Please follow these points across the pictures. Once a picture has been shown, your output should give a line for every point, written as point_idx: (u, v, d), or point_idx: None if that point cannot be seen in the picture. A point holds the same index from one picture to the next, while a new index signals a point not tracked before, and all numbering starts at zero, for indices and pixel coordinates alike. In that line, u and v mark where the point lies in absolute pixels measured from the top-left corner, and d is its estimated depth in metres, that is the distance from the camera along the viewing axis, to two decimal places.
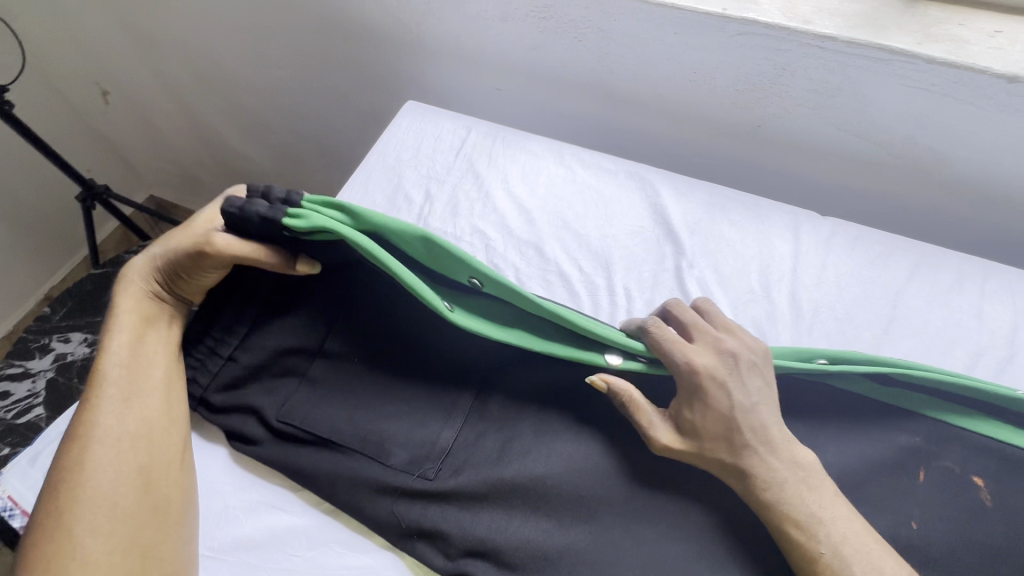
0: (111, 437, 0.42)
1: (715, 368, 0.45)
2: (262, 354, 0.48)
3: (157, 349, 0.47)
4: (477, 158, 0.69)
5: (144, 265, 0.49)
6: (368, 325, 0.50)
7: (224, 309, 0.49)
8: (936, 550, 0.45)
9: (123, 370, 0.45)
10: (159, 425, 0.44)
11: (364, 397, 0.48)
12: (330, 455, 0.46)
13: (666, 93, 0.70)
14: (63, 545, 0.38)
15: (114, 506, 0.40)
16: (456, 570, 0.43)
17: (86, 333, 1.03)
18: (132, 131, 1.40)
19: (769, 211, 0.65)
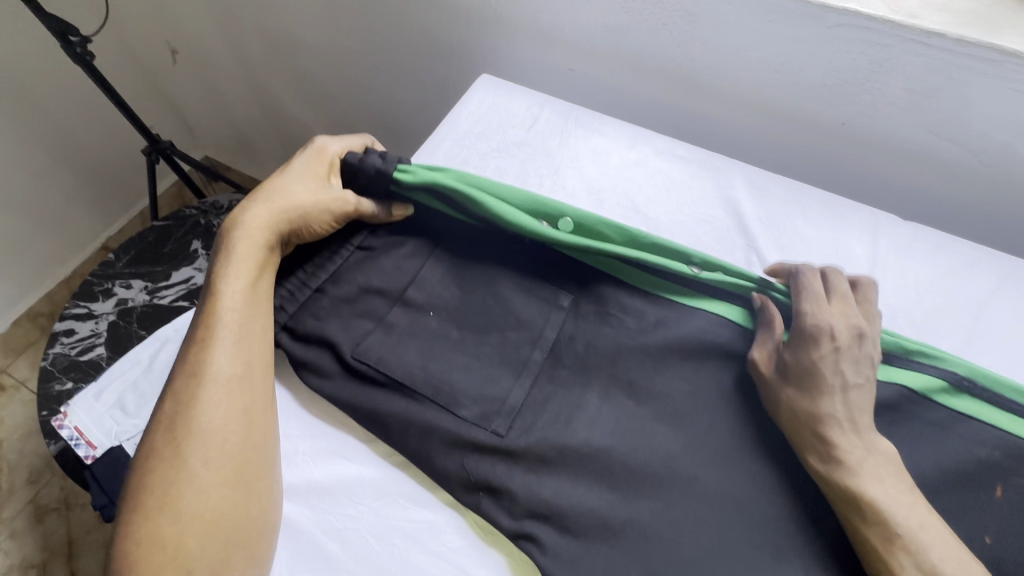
0: (221, 377, 0.44)
1: (842, 335, 0.47)
2: (349, 289, 0.51)
3: (266, 296, 0.49)
4: (550, 136, 0.69)
5: (264, 217, 0.49)
6: (456, 277, 0.54)
7: (317, 245, 0.53)
8: (1009, 566, 0.44)
9: (235, 314, 0.46)
10: (261, 371, 0.46)
11: (437, 346, 0.50)
12: (402, 401, 0.48)
13: (747, 84, 0.69)
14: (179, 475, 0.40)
15: (224, 444, 0.42)
16: (519, 530, 0.44)
17: (147, 281, 1.07)
18: (197, 91, 1.44)
19: (845, 209, 0.63)
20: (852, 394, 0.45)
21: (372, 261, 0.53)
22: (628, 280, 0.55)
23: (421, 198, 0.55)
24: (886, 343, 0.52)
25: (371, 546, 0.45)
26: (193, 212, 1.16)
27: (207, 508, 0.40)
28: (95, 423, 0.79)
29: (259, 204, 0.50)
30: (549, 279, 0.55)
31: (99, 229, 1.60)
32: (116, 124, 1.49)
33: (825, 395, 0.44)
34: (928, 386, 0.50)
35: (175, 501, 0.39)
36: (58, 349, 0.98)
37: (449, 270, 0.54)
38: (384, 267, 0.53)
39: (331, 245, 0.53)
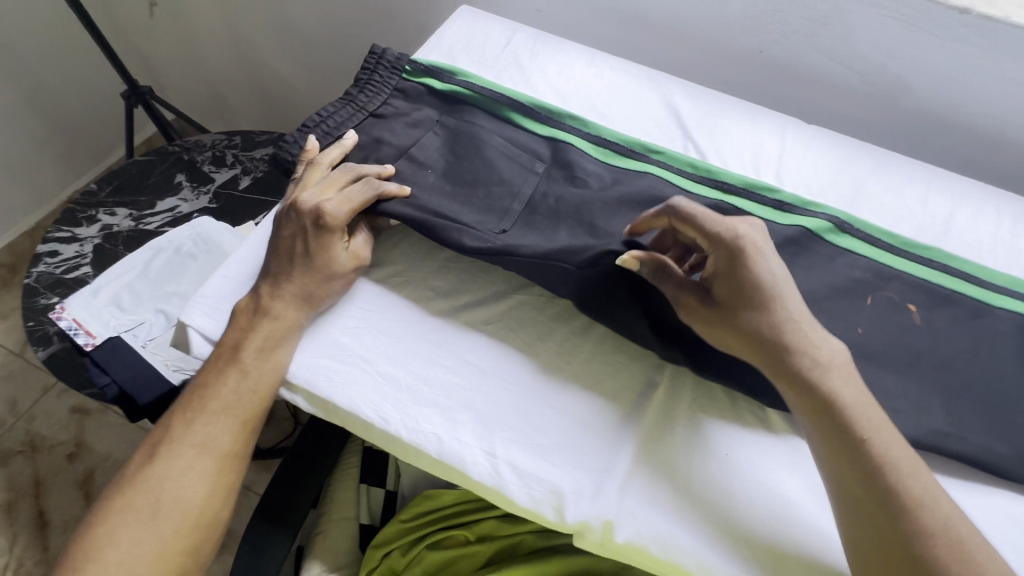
0: (213, 424, 0.52)
1: (753, 243, 0.51)
2: (365, 141, 0.64)
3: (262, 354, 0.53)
4: (522, 53, 0.80)
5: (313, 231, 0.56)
6: (447, 144, 0.65)
7: (335, 108, 0.66)
8: (875, 347, 0.58)
9: (233, 364, 0.53)
10: (240, 426, 0.53)
11: (435, 191, 0.61)
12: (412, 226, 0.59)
13: (684, 19, 0.83)
14: (234, 414, 0.53)
15: (191, 482, 0.50)
16: None
17: (131, 210, 1.11)
18: (172, 45, 1.47)
19: (762, 115, 0.77)
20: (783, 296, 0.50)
21: (381, 126, 0.65)
22: (589, 152, 0.67)
23: (423, 80, 0.69)
24: (791, 200, 0.66)
25: (377, 339, 0.55)
26: (176, 148, 1.20)
27: (184, 523, 0.50)
28: (93, 317, 0.83)
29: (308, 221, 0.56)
30: (524, 150, 0.66)
31: (66, 182, 1.60)
32: (89, 76, 1.51)
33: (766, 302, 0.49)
34: (820, 228, 0.64)
35: (188, 498, 0.50)
36: (42, 268, 1.01)
37: (442, 139, 0.65)
38: (392, 130, 0.65)
39: (351, 108, 0.66)
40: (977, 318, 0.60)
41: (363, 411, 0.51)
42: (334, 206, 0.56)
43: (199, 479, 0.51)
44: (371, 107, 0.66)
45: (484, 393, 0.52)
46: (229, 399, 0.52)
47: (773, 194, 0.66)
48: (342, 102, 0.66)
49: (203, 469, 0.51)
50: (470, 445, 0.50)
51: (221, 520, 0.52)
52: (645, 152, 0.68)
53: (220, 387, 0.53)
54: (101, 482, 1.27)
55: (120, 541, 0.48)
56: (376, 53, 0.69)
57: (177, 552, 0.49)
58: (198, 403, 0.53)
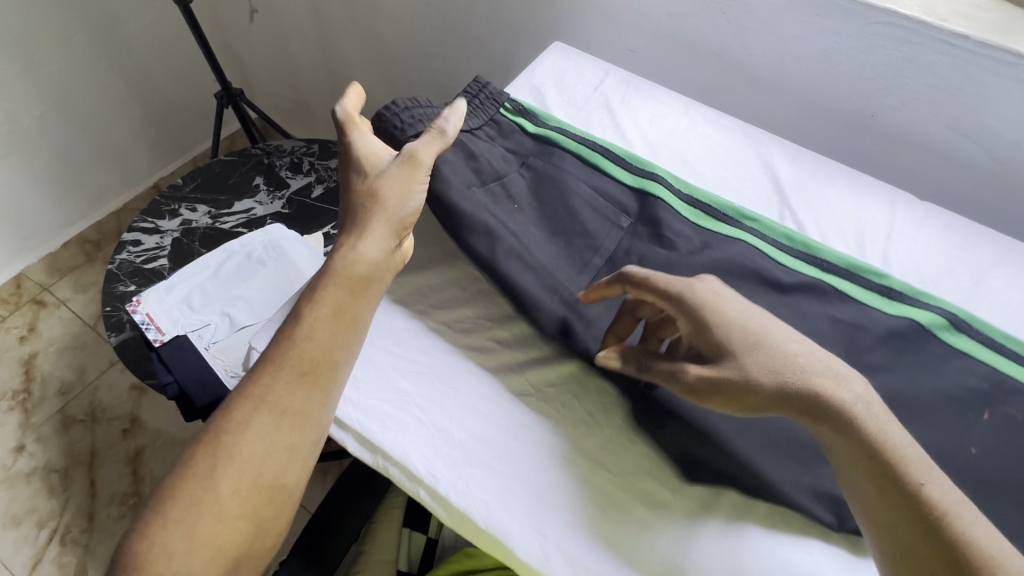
0: (281, 381, 0.48)
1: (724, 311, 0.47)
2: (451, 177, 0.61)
3: (339, 313, 0.50)
4: (613, 96, 0.77)
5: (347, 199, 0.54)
6: (532, 187, 0.62)
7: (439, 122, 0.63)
8: (988, 473, 0.50)
9: (310, 323, 0.50)
10: (307, 386, 0.48)
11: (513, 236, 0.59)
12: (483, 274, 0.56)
13: (791, 74, 0.78)
14: (302, 374, 0.48)
15: (256, 442, 0.46)
16: None
17: (210, 207, 1.15)
18: (267, 50, 1.54)
19: (868, 185, 0.71)
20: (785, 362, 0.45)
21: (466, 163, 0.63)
22: (679, 210, 0.63)
23: (516, 120, 0.68)
24: (900, 287, 0.60)
25: (437, 387, 0.52)
26: (258, 151, 1.24)
27: (245, 485, 0.45)
28: (165, 313, 0.86)
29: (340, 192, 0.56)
30: (609, 201, 0.63)
31: (154, 169, 1.69)
32: (188, 73, 1.60)
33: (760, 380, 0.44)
34: (933, 323, 0.57)
35: (252, 458, 0.46)
36: (125, 256, 1.06)
37: (527, 182, 0.63)
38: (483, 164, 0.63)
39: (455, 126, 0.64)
40: None
41: (414, 463, 0.48)
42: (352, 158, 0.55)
43: (260, 435, 0.46)
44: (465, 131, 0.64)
45: (544, 464, 0.49)
46: (296, 350, 0.49)
47: (880, 279, 0.60)
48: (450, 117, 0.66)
49: (265, 427, 0.47)
50: (518, 504, 0.47)
51: (284, 488, 0.47)
52: (739, 217, 0.64)
53: (290, 338, 0.49)
54: (150, 461, 1.32)
55: (183, 499, 0.45)
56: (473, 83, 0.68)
57: (236, 515, 0.45)
58: (266, 356, 0.50)
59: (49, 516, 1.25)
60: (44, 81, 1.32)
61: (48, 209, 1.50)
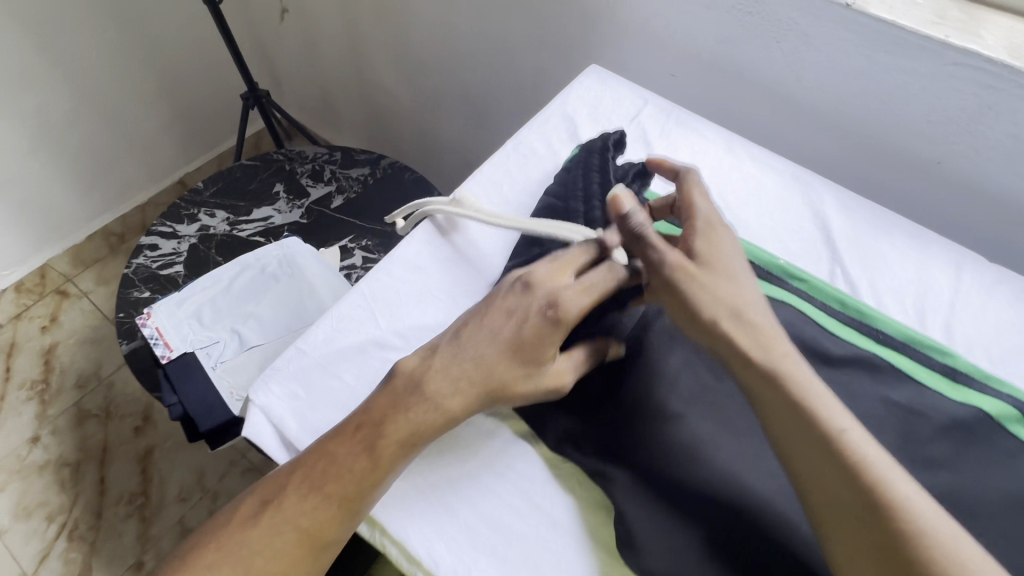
0: (318, 502, 0.43)
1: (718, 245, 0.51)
2: None
3: (397, 444, 0.45)
4: (650, 128, 0.72)
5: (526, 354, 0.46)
6: None
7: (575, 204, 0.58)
8: None
9: (362, 444, 0.45)
10: (343, 516, 0.44)
11: None
12: None
13: (848, 112, 0.71)
14: (341, 502, 0.44)
15: (272, 558, 0.43)
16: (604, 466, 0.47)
17: (229, 213, 1.13)
18: (296, 50, 1.51)
19: (930, 242, 0.64)
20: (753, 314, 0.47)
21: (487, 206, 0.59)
22: None
23: None
24: (965, 367, 0.53)
25: (445, 457, 0.48)
26: (280, 157, 1.22)
27: None
28: (173, 328, 0.84)
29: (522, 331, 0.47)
30: None
31: (180, 164, 1.69)
32: (217, 69, 1.59)
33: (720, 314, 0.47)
34: (1003, 413, 0.50)
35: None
36: (141, 260, 1.05)
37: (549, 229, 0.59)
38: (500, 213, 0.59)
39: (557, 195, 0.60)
40: None
41: (414, 544, 0.44)
42: (571, 298, 0.47)
43: (285, 557, 0.43)
44: None
45: (555, 552, 0.45)
46: (351, 487, 0.44)
47: (942, 356, 0.54)
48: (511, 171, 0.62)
49: (293, 553, 0.43)
50: None
51: None
52: (780, 274, 0.58)
53: (347, 468, 0.44)
54: (159, 462, 1.32)
55: None
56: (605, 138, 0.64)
57: None
58: (315, 473, 0.44)
59: (59, 511, 1.25)
60: (74, 76, 1.32)
61: (75, 201, 1.51)
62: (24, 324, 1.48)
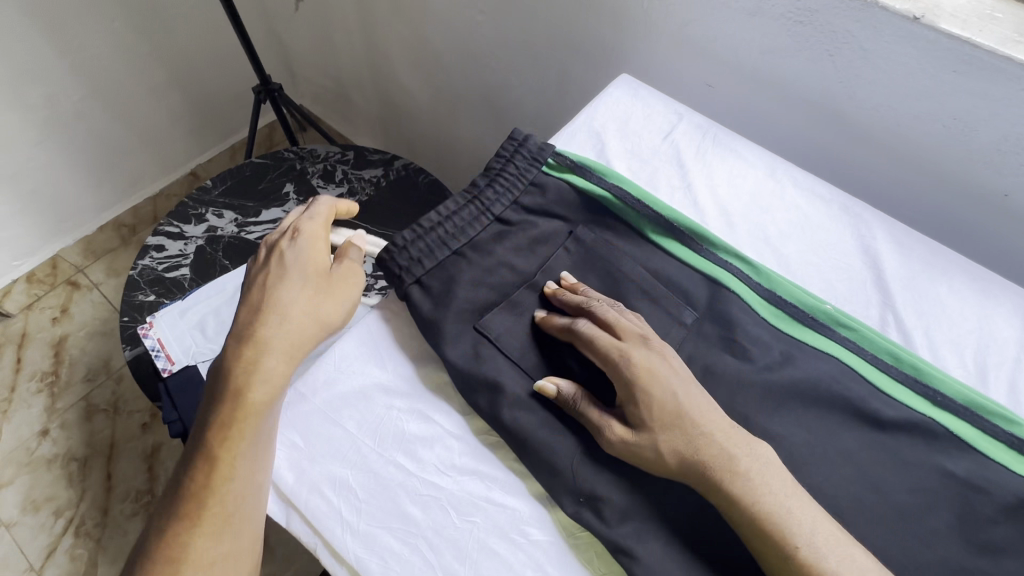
0: (184, 525, 0.42)
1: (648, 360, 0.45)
2: (489, 260, 0.52)
3: (224, 428, 0.45)
4: (685, 148, 0.66)
5: (294, 278, 0.50)
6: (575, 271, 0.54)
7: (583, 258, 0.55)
8: None
9: (200, 449, 0.45)
10: (217, 517, 0.43)
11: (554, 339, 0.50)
12: (516, 383, 0.48)
13: (905, 135, 0.64)
14: (210, 509, 0.43)
15: None
16: (626, 539, 0.42)
17: (237, 215, 1.10)
18: (311, 42, 1.46)
19: (995, 286, 0.57)
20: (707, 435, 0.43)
21: (504, 239, 0.53)
22: (756, 309, 0.53)
23: (566, 179, 0.57)
24: None
25: (451, 518, 0.44)
26: (291, 155, 1.18)
27: None
28: (175, 340, 0.82)
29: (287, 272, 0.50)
30: (671, 290, 0.54)
31: (192, 155, 1.66)
32: (229, 59, 1.55)
33: (683, 449, 0.42)
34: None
35: None
36: (147, 262, 1.02)
37: (570, 263, 0.54)
38: (515, 247, 0.53)
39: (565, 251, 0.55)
40: None
41: None
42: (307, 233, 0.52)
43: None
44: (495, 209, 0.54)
45: None
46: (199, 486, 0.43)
47: (1008, 425, 0.48)
48: (465, 198, 0.54)
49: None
50: None
51: None
52: (824, 321, 0.53)
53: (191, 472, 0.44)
54: (165, 459, 1.31)
55: None
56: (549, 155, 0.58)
57: None
58: (169, 503, 0.44)
59: (66, 505, 1.25)
60: (83, 66, 1.28)
61: (86, 193, 1.49)
62: (35, 314, 1.47)
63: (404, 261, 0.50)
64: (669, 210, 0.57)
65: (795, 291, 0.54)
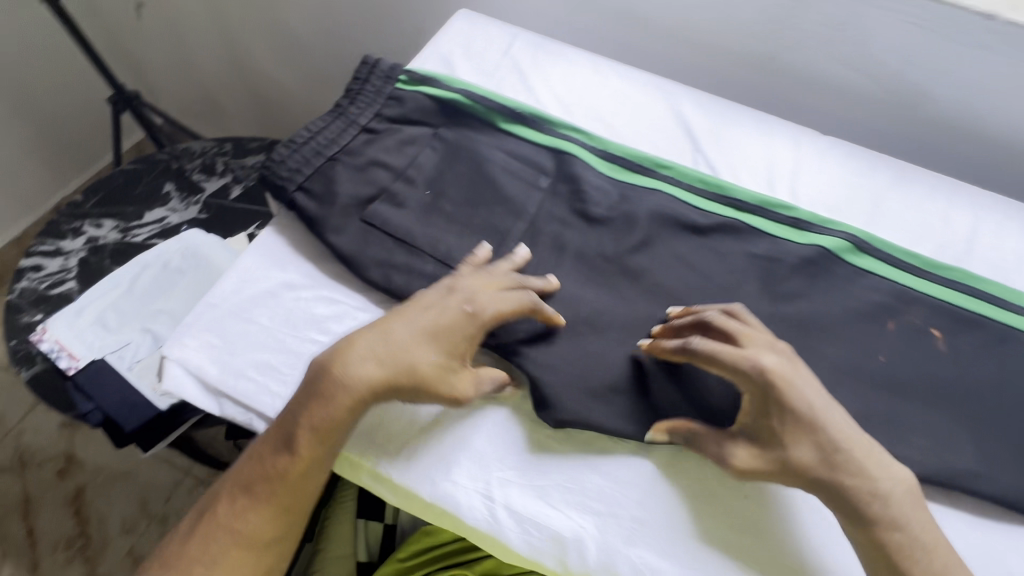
0: (258, 501, 0.46)
1: (785, 370, 0.46)
2: (362, 161, 0.59)
3: (313, 439, 0.45)
4: (523, 60, 0.76)
5: (428, 342, 0.47)
6: (443, 161, 0.62)
7: (444, 150, 0.62)
8: (897, 377, 0.55)
9: (282, 441, 0.46)
10: (287, 503, 0.47)
11: (433, 216, 0.58)
12: (405, 254, 0.55)
13: (695, 24, 0.79)
14: (281, 495, 0.46)
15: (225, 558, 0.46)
16: (512, 347, 0.51)
17: (118, 221, 1.07)
18: (163, 51, 1.39)
19: (775, 124, 0.73)
20: (839, 439, 0.45)
21: (373, 144, 0.60)
22: (595, 165, 0.64)
23: (419, 89, 0.65)
24: (807, 217, 0.62)
25: None
26: (164, 155, 1.15)
27: None
28: (76, 338, 0.81)
29: (421, 324, 0.47)
30: (524, 165, 0.63)
31: (53, 189, 1.55)
32: (72, 80, 1.45)
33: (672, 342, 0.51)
34: (837, 247, 0.60)
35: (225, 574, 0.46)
36: (25, 283, 0.97)
37: (438, 156, 0.62)
38: (385, 149, 0.60)
39: (430, 148, 0.62)
40: (1004, 344, 0.57)
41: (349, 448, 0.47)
42: (488, 302, 0.49)
43: (234, 564, 0.46)
44: (361, 121, 0.61)
45: (483, 430, 0.49)
46: (272, 481, 0.46)
47: (787, 211, 0.62)
48: (332, 115, 0.61)
49: (231, 552, 0.46)
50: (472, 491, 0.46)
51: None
52: (646, 167, 0.65)
53: (266, 465, 0.46)
54: (93, 499, 1.23)
55: None
56: (390, 69, 0.65)
57: None
58: (242, 475, 0.47)
59: None
60: None
61: None
62: None
63: (284, 172, 0.56)
64: (512, 103, 0.67)
65: (622, 149, 0.66)
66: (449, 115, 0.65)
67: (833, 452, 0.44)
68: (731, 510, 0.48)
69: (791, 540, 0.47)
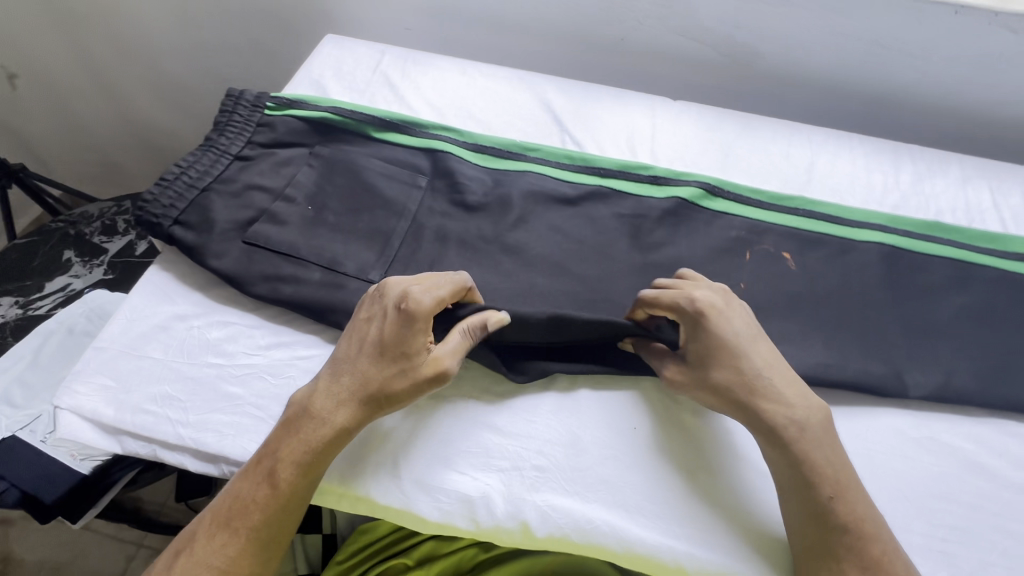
0: (234, 539, 0.45)
1: (714, 302, 0.51)
2: (238, 187, 0.61)
3: (299, 469, 0.46)
4: (392, 73, 0.80)
5: (382, 350, 0.48)
6: (320, 175, 0.64)
7: (320, 165, 0.65)
8: (758, 298, 0.61)
9: (262, 475, 0.46)
10: (264, 538, 0.46)
11: (315, 227, 0.60)
12: (291, 267, 0.57)
13: (548, 18, 0.85)
14: (258, 530, 0.46)
15: None
16: None
17: (16, 296, 1.03)
18: (48, 120, 1.30)
19: (632, 96, 0.80)
20: (762, 367, 0.49)
21: (248, 170, 0.63)
22: (468, 158, 0.69)
23: (288, 113, 0.67)
24: (664, 173, 0.69)
25: (267, 382, 0.53)
26: (60, 224, 1.13)
27: None
28: None
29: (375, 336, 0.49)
30: (401, 167, 0.67)
31: None
32: None
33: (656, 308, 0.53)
34: (693, 196, 0.67)
35: None
36: None
37: (314, 171, 0.64)
38: (260, 174, 0.63)
39: (305, 164, 0.64)
40: (844, 254, 0.64)
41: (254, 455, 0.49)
42: (419, 291, 0.49)
43: None
44: (233, 150, 0.63)
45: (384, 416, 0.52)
46: (254, 517, 0.46)
47: (646, 171, 0.69)
48: (203, 149, 0.63)
49: None
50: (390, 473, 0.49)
51: None
52: (516, 152, 0.70)
53: (247, 501, 0.46)
54: None
55: None
56: (256, 97, 0.68)
57: None
58: (222, 512, 0.47)
59: None
60: None
61: None
62: None
63: (158, 209, 0.57)
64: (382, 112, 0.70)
65: (492, 140, 0.71)
66: (321, 132, 0.68)
67: (755, 379, 0.49)
68: (634, 443, 0.52)
69: (704, 464, 0.51)
